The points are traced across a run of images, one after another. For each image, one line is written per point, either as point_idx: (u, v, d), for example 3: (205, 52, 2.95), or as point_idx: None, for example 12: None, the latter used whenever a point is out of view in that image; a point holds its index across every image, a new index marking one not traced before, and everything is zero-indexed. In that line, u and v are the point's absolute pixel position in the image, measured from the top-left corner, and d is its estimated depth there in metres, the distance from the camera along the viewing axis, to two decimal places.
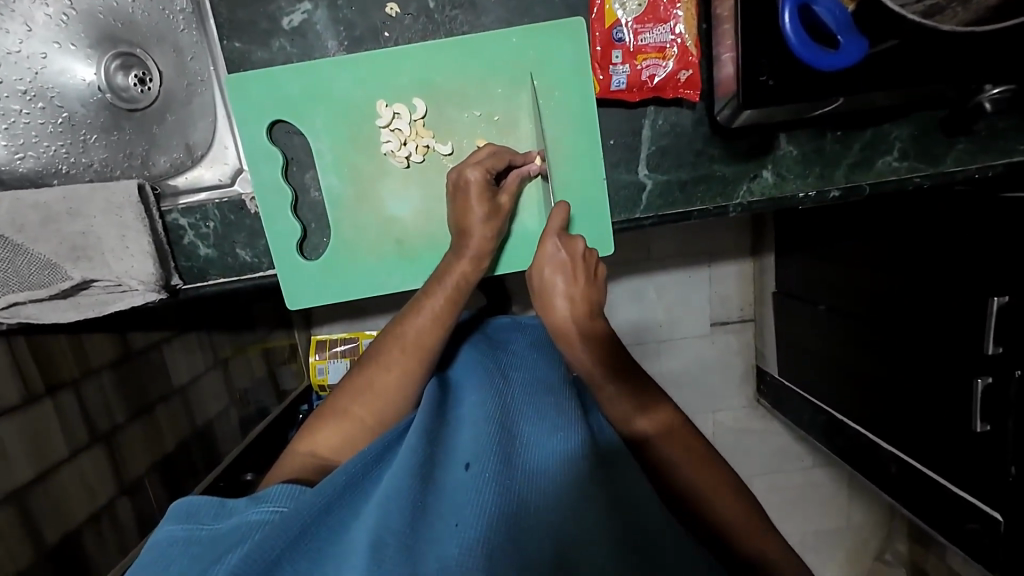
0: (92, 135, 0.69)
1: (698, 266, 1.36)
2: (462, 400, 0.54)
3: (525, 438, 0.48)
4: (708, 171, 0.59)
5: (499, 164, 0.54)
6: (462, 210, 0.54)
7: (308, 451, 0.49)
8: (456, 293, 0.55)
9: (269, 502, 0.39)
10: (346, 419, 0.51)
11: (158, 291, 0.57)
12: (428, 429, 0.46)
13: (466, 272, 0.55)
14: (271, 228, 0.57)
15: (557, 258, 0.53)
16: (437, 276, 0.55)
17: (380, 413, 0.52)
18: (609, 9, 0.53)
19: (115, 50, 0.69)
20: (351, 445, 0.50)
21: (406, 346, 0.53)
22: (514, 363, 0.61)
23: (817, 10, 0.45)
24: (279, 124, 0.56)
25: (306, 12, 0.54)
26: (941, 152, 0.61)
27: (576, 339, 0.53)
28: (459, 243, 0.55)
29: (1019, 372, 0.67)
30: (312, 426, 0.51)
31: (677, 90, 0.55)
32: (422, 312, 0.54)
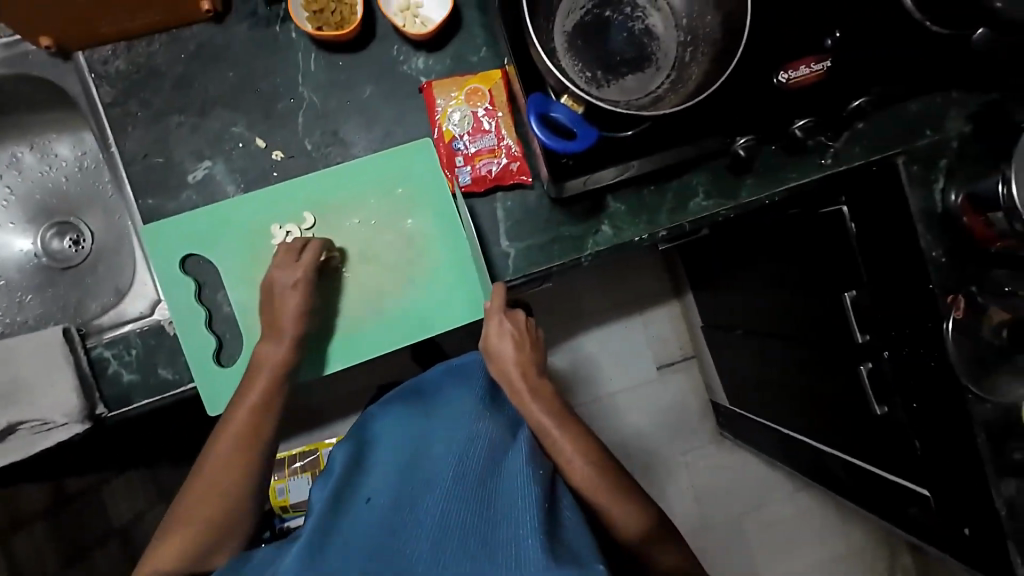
0: (28, 295, 0.78)
1: (630, 316, 1.49)
2: (380, 454, 0.67)
3: (427, 458, 0.63)
4: (558, 234, 0.72)
5: (310, 262, 0.63)
6: (276, 310, 0.63)
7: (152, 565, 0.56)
8: (274, 381, 0.63)
9: None
10: (184, 528, 0.57)
11: (83, 421, 0.62)
12: (342, 485, 0.60)
13: (281, 356, 0.63)
14: (188, 345, 0.65)
15: (506, 333, 0.67)
16: (256, 367, 0.63)
17: (217, 506, 0.59)
18: (446, 129, 0.68)
19: (50, 220, 0.81)
20: (197, 543, 0.57)
21: (231, 440, 0.60)
22: (436, 405, 0.74)
23: (554, 115, 0.57)
24: (190, 256, 0.66)
25: (206, 167, 0.67)
26: (737, 188, 0.77)
27: (535, 403, 0.66)
28: (274, 332, 0.63)
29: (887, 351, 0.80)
30: (158, 539, 0.57)
31: (514, 177, 0.69)
32: (241, 403, 0.62)
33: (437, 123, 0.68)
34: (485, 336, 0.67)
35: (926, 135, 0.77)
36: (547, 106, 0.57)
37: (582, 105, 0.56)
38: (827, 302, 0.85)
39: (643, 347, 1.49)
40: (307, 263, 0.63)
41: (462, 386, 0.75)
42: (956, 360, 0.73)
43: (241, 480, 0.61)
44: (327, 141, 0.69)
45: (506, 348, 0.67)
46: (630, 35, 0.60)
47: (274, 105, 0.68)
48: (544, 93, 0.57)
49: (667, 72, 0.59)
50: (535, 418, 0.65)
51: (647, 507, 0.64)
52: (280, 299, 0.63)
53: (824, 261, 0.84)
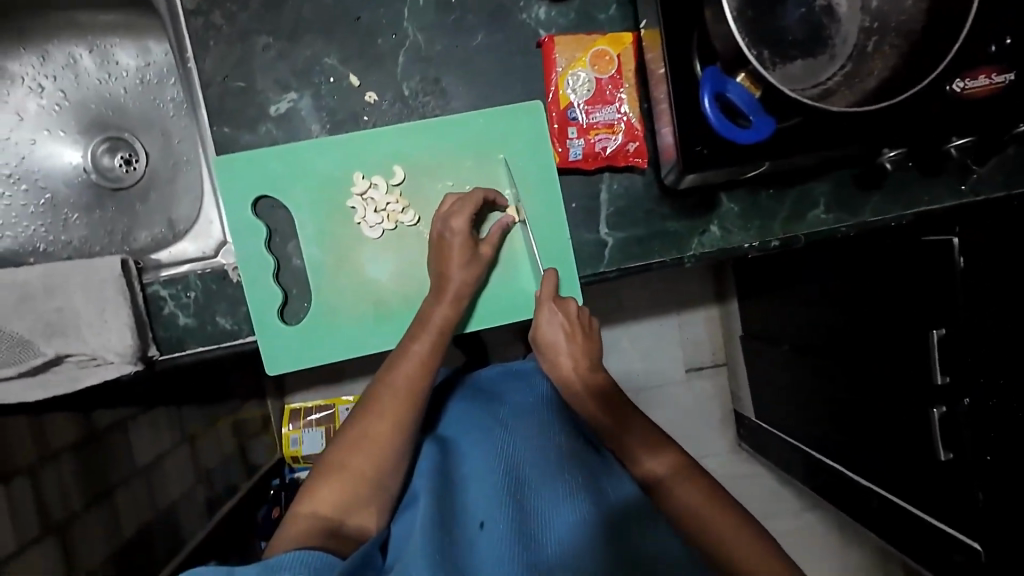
0: (74, 214, 0.72)
1: (667, 314, 1.42)
2: (469, 460, 0.62)
3: (528, 475, 0.59)
4: (662, 228, 0.65)
5: (474, 212, 0.58)
6: (443, 260, 0.57)
7: (311, 513, 0.49)
8: (442, 334, 0.57)
9: (286, 569, 0.41)
10: (345, 474, 0.51)
11: (135, 363, 0.57)
12: (443, 499, 0.56)
13: (443, 314, 0.57)
14: (252, 296, 0.59)
15: (557, 323, 0.58)
16: (421, 322, 0.57)
17: (376, 460, 0.52)
18: (563, 94, 0.60)
19: (103, 134, 0.74)
20: (352, 497, 0.51)
21: (397, 390, 0.54)
22: (509, 409, 0.68)
23: (730, 96, 0.51)
24: (264, 199, 0.60)
25: (292, 100, 0.60)
26: (860, 203, 0.69)
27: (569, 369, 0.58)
28: (438, 287, 0.57)
29: (967, 399, 0.69)
30: (311, 486, 0.51)
31: (628, 159, 0.62)
32: (409, 354, 0.55)
33: (553, 86, 0.60)
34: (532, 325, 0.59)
35: None
36: (723, 84, 0.51)
37: (762, 89, 0.51)
38: (895, 338, 0.77)
39: (676, 348, 1.44)
40: (473, 211, 0.58)
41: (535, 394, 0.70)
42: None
43: (400, 442, 0.53)
44: (427, 89, 0.61)
45: (556, 337, 0.58)
46: (808, 10, 0.51)
47: (374, 39, 0.60)
48: (720, 67, 0.51)
49: (841, 63, 0.51)
50: (568, 384, 0.59)
51: (693, 467, 0.53)
52: (446, 243, 0.57)
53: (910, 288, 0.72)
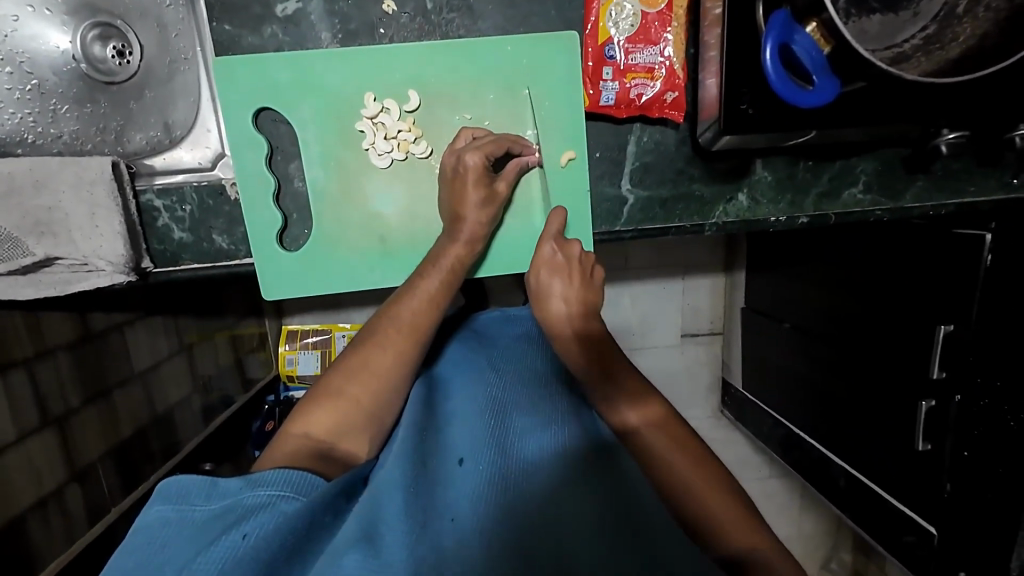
0: (64, 106, 0.67)
1: (672, 277, 1.40)
2: (457, 402, 0.62)
3: (513, 421, 0.59)
4: (687, 190, 0.62)
5: (490, 150, 0.53)
6: (457, 196, 0.54)
7: (300, 434, 0.49)
8: (452, 274, 0.55)
9: (267, 485, 0.42)
10: (341, 400, 0.51)
11: (128, 274, 0.55)
12: (427, 433, 0.55)
13: (456, 254, 0.55)
14: (250, 216, 0.56)
15: (555, 265, 0.57)
16: (431, 258, 0.55)
17: (373, 392, 0.52)
18: (603, 27, 0.54)
19: (93, 19, 0.67)
20: (345, 424, 0.51)
21: (402, 325, 0.53)
22: (502, 360, 0.69)
23: (796, 50, 0.45)
24: (266, 111, 0.55)
25: (300, 1, 0.53)
26: (902, 187, 0.64)
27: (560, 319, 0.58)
28: (452, 226, 0.55)
29: (959, 396, 0.69)
30: (304, 408, 0.51)
31: (663, 111, 0.57)
32: (416, 290, 0.54)
33: (593, 17, 0.54)
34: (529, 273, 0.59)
35: None
36: (791, 33, 0.45)
37: (832, 46, 0.45)
38: (901, 329, 0.75)
39: (675, 313, 1.43)
40: (494, 150, 0.54)
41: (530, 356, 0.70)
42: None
43: (399, 377, 0.53)
44: (452, 5, 0.55)
45: (552, 279, 0.57)
46: None
47: None
48: (789, 14, 0.45)
49: (923, 24, 0.45)
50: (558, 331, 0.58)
51: (675, 422, 0.53)
52: (460, 181, 0.54)
53: (922, 288, 0.70)
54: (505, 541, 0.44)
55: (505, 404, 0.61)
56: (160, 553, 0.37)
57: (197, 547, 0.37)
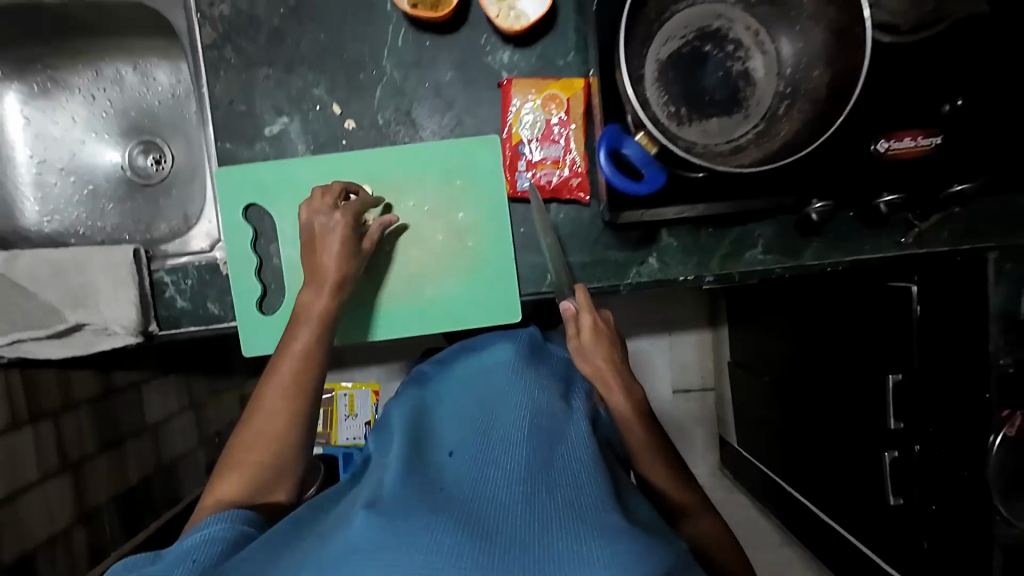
0: (110, 204, 0.85)
1: (658, 334, 1.46)
2: (447, 408, 0.61)
3: (500, 413, 0.55)
4: (603, 256, 0.71)
5: (348, 215, 0.63)
6: (315, 259, 0.63)
7: (212, 503, 0.56)
8: (321, 323, 0.62)
9: (208, 527, 0.50)
10: (241, 468, 0.58)
11: (136, 336, 0.68)
12: (417, 432, 0.55)
13: (321, 304, 0.62)
14: (237, 288, 0.69)
15: (597, 331, 0.62)
16: (297, 318, 0.62)
17: (265, 451, 0.58)
18: (515, 132, 0.68)
19: (138, 138, 0.86)
20: (255, 478, 0.58)
21: (282, 380, 0.60)
22: (490, 364, 0.67)
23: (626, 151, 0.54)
24: (253, 205, 0.69)
25: (283, 124, 0.69)
26: (801, 248, 0.73)
27: (613, 381, 0.62)
28: (314, 284, 0.62)
29: (919, 447, 0.71)
30: (214, 480, 0.58)
31: (571, 192, 0.68)
32: (291, 346, 0.61)
33: (508, 123, 0.68)
34: (573, 336, 0.63)
35: None
36: (621, 140, 0.54)
37: (656, 146, 0.54)
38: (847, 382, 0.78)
39: (664, 368, 1.47)
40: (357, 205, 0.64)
41: (511, 351, 0.68)
42: (992, 476, 0.65)
43: (293, 424, 0.60)
44: (399, 119, 0.70)
45: (595, 344, 0.62)
46: (726, 75, 0.56)
47: (357, 74, 0.69)
48: (619, 125, 0.55)
49: (754, 123, 0.56)
50: (610, 393, 0.62)
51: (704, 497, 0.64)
52: (325, 240, 0.62)
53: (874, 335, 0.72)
54: (489, 515, 0.41)
55: (492, 399, 0.59)
56: (199, 548, 0.48)
57: None
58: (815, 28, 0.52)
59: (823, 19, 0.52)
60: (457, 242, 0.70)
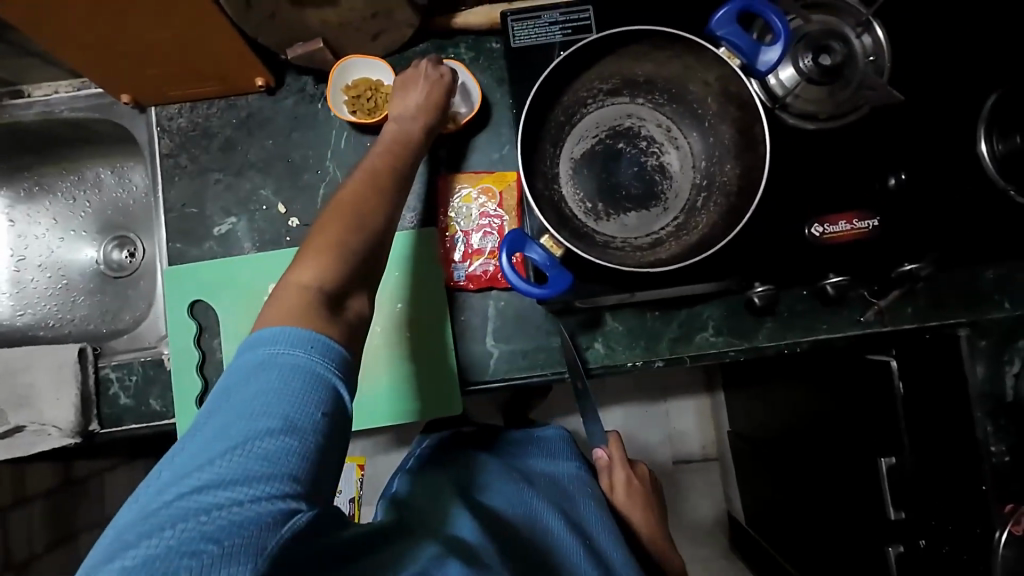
0: (81, 296, 0.89)
1: (653, 401, 1.39)
2: (496, 486, 0.63)
3: (553, 511, 0.60)
4: (546, 342, 0.70)
5: (438, 74, 0.63)
6: (407, 87, 0.62)
7: (297, 287, 0.45)
8: (409, 144, 0.58)
9: (299, 348, 0.42)
10: (318, 243, 0.47)
11: (73, 437, 0.67)
12: (480, 508, 0.58)
13: (418, 122, 0.60)
14: (177, 384, 0.69)
15: (628, 481, 0.73)
16: (371, 167, 0.54)
17: (349, 237, 0.48)
18: (451, 224, 0.69)
19: (114, 234, 0.91)
20: (333, 280, 0.47)
21: (357, 205, 0.50)
22: (528, 464, 0.70)
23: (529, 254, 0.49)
24: (199, 302, 0.71)
25: (231, 224, 0.72)
26: (754, 328, 0.70)
27: (646, 526, 0.71)
28: (404, 86, 0.62)
29: (923, 541, 0.63)
30: (291, 268, 0.47)
31: (508, 281, 0.68)
32: (374, 161, 0.55)
33: (444, 216, 0.69)
34: (608, 488, 0.73)
35: (1004, 308, 0.67)
36: (522, 245, 0.49)
37: (560, 250, 0.49)
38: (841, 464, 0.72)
39: (660, 439, 1.39)
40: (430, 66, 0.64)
41: (549, 451, 0.73)
42: None
43: (374, 240, 0.50)
44: None
45: (627, 496, 0.72)
46: (641, 170, 0.56)
47: (302, 175, 0.72)
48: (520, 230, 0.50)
49: (673, 215, 0.56)
50: (643, 533, 0.71)
51: None
52: (414, 76, 0.62)
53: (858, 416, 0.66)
54: None
55: (545, 489, 0.64)
56: (255, 420, 0.39)
57: (241, 490, 0.36)
58: (722, 126, 0.53)
59: (726, 118, 0.52)
60: (393, 331, 0.70)
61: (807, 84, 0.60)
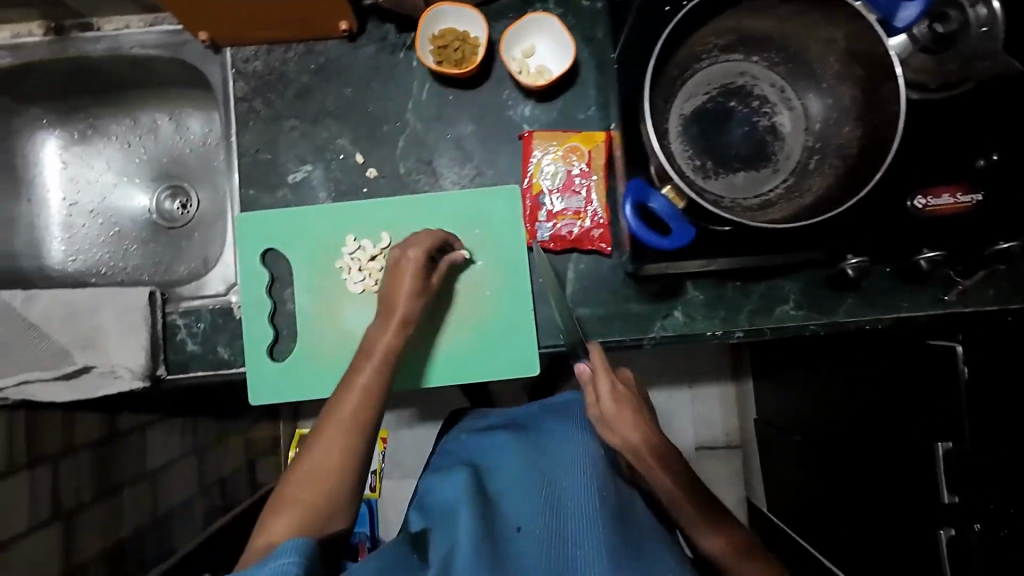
0: (134, 245, 0.86)
1: (680, 386, 1.39)
2: (500, 479, 0.71)
3: (553, 495, 0.68)
4: (623, 308, 0.69)
5: (429, 245, 0.63)
6: (393, 285, 0.61)
7: (267, 543, 0.54)
8: (384, 363, 0.60)
9: (282, 556, 0.49)
10: (293, 506, 0.55)
11: (143, 380, 0.66)
12: (483, 503, 0.67)
13: (390, 337, 0.60)
14: (247, 333, 0.68)
15: (616, 394, 0.62)
16: (366, 352, 0.60)
17: (333, 475, 0.56)
18: (536, 182, 0.67)
19: (167, 182, 0.89)
20: (312, 513, 0.55)
21: (341, 420, 0.57)
22: (539, 438, 0.76)
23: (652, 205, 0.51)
24: (271, 251, 0.69)
25: (306, 171, 0.70)
26: (835, 304, 0.69)
27: (648, 451, 0.61)
28: (386, 310, 0.61)
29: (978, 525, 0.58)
30: (269, 513, 0.56)
31: (593, 243, 0.67)
32: (357, 382, 0.59)
33: (529, 175, 0.68)
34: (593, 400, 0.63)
35: None
36: (645, 195, 0.51)
37: (683, 200, 0.49)
38: None
39: (686, 424, 1.39)
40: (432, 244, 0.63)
41: (562, 419, 0.78)
42: None
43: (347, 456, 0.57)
44: (420, 168, 0.70)
45: (618, 410, 0.61)
46: (752, 130, 0.55)
47: (381, 126, 0.70)
48: (645, 178, 0.52)
49: (783, 177, 0.55)
50: (646, 464, 0.61)
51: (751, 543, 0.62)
52: (401, 268, 0.61)
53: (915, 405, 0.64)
54: None
55: (556, 470, 0.71)
56: None
57: None
58: (842, 85, 0.52)
59: (849, 78, 0.51)
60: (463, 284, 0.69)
61: (920, 52, 0.58)
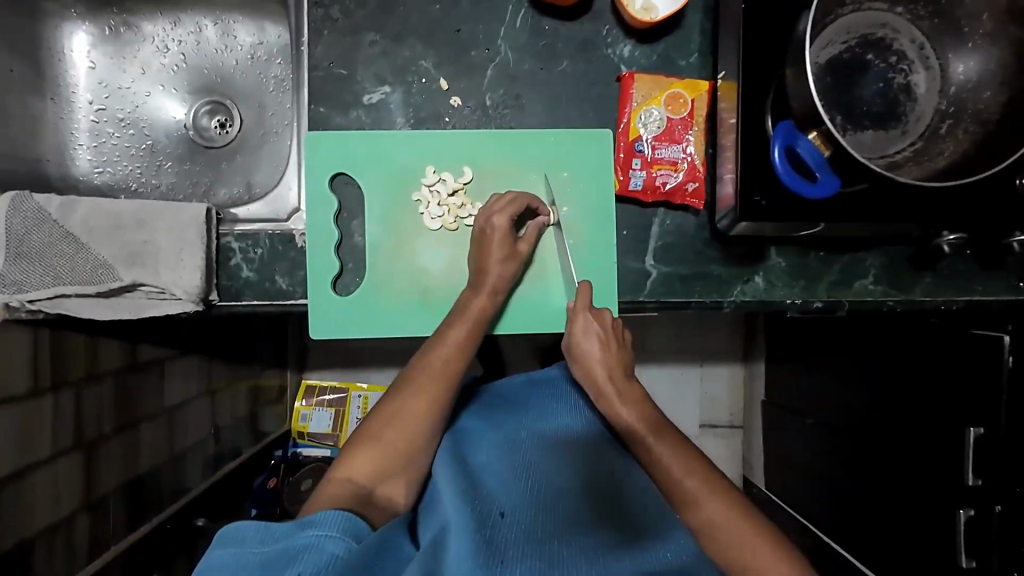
0: (168, 162, 0.79)
1: (690, 364, 1.39)
2: (481, 453, 0.61)
3: (543, 468, 0.58)
4: (706, 269, 0.67)
5: (513, 210, 0.60)
6: (481, 253, 0.60)
7: (345, 479, 0.52)
8: (477, 325, 0.58)
9: (320, 526, 0.44)
10: (378, 444, 0.53)
11: (196, 303, 0.61)
12: (460, 476, 0.56)
13: (479, 301, 0.59)
14: (312, 263, 0.63)
15: (592, 333, 0.60)
16: (455, 315, 0.59)
17: (412, 433, 0.55)
18: (633, 127, 0.63)
19: (208, 97, 0.81)
20: (386, 467, 0.53)
21: (437, 373, 0.56)
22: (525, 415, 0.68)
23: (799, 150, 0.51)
24: (341, 175, 0.64)
25: (383, 93, 0.64)
26: (911, 283, 0.69)
27: (623, 405, 0.58)
28: (477, 278, 0.60)
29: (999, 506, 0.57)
30: (346, 454, 0.54)
31: (684, 199, 0.64)
32: (446, 342, 0.57)
33: (626, 118, 0.63)
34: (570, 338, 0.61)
35: None
36: (794, 139, 0.51)
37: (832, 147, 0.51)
38: None
39: (693, 401, 1.40)
40: (516, 211, 0.60)
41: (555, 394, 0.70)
42: None
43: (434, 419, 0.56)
44: (508, 103, 0.65)
45: (590, 347, 0.60)
46: (886, 87, 0.54)
47: (469, 51, 0.65)
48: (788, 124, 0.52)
49: (912, 140, 0.54)
50: (621, 420, 0.58)
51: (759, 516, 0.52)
52: (492, 234, 0.59)
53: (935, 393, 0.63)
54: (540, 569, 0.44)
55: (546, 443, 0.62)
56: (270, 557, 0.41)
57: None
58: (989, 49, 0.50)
59: (1002, 39, 0.50)
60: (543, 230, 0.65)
61: None
